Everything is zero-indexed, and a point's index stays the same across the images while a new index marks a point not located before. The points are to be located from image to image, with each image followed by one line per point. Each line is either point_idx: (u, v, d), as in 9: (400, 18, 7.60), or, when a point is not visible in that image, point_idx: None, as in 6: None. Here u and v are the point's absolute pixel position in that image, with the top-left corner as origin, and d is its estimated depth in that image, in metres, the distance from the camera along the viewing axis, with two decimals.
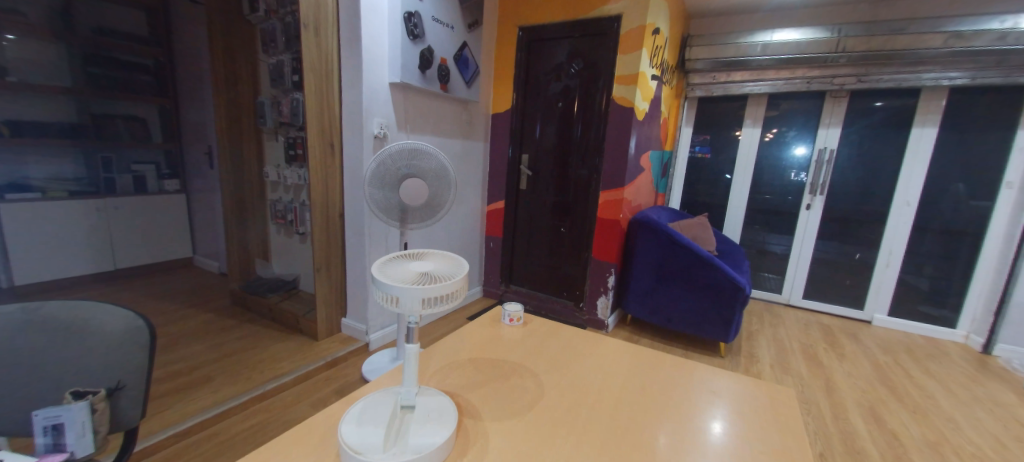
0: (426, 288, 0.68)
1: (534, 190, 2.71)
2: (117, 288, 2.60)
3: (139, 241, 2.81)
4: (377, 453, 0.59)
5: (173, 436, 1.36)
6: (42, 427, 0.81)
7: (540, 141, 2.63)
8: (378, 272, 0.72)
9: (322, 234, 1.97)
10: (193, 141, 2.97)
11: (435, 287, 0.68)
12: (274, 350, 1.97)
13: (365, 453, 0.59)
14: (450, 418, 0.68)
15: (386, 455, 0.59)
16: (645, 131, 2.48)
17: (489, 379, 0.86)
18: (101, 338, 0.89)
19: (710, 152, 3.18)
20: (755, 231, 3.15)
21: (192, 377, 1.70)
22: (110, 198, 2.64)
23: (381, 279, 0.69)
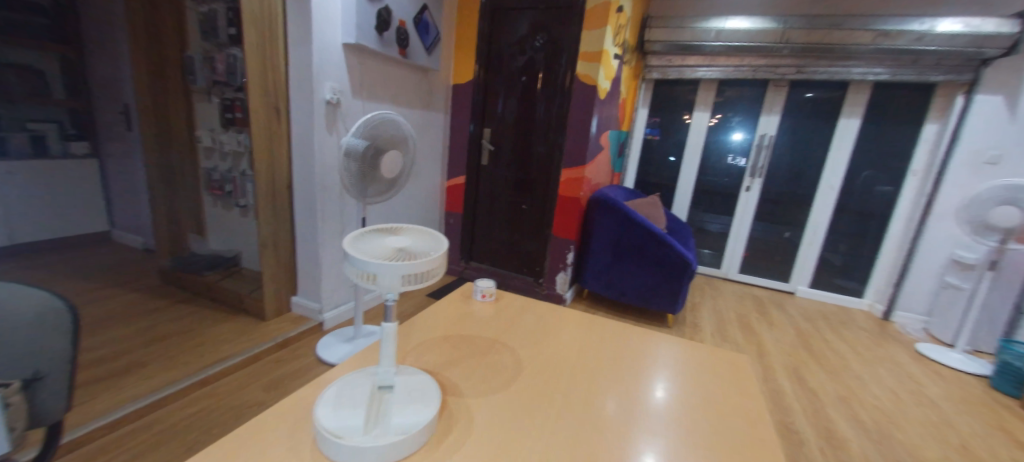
0: (405, 263, 0.64)
1: (495, 166, 2.67)
2: (15, 265, 2.26)
3: (41, 212, 2.45)
4: (358, 436, 0.57)
5: (104, 426, 1.23)
6: None
7: (502, 115, 2.57)
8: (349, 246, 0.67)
9: (269, 207, 1.82)
10: (105, 99, 2.59)
11: (416, 264, 0.64)
12: (215, 331, 1.82)
13: (346, 437, 0.57)
14: (436, 395, 0.67)
15: (369, 438, 0.57)
16: (606, 111, 2.51)
17: (467, 356, 0.85)
18: (6, 324, 0.76)
19: (658, 133, 3.31)
20: (700, 210, 3.35)
21: (122, 363, 1.54)
22: (4, 162, 2.25)
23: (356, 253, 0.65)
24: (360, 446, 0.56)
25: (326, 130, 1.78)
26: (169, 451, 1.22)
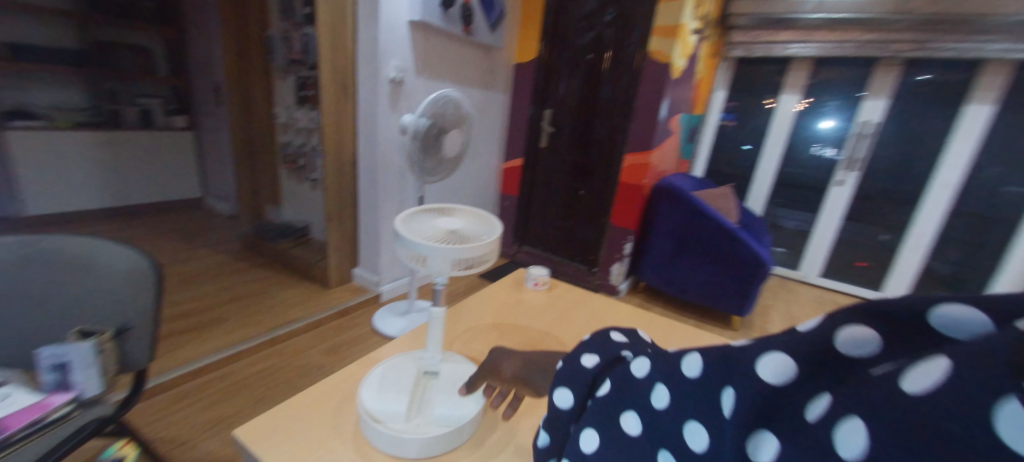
0: (458, 247, 0.60)
1: (554, 148, 2.58)
2: (129, 222, 2.60)
3: (149, 177, 2.79)
4: (400, 423, 0.56)
5: (188, 373, 1.37)
6: (49, 364, 0.78)
7: (564, 96, 2.46)
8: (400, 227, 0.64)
9: (335, 182, 1.89)
10: (201, 77, 2.83)
11: (469, 248, 0.60)
12: (284, 295, 1.96)
13: (387, 423, 0.55)
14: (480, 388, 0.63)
15: (410, 427, 0.55)
16: (679, 92, 2.29)
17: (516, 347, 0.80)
18: (107, 276, 0.84)
19: (734, 119, 3.00)
20: (778, 205, 3.01)
21: (206, 317, 1.70)
22: (118, 131, 2.60)
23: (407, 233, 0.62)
24: (401, 435, 0.54)
25: (389, 107, 1.80)
26: (240, 402, 1.32)
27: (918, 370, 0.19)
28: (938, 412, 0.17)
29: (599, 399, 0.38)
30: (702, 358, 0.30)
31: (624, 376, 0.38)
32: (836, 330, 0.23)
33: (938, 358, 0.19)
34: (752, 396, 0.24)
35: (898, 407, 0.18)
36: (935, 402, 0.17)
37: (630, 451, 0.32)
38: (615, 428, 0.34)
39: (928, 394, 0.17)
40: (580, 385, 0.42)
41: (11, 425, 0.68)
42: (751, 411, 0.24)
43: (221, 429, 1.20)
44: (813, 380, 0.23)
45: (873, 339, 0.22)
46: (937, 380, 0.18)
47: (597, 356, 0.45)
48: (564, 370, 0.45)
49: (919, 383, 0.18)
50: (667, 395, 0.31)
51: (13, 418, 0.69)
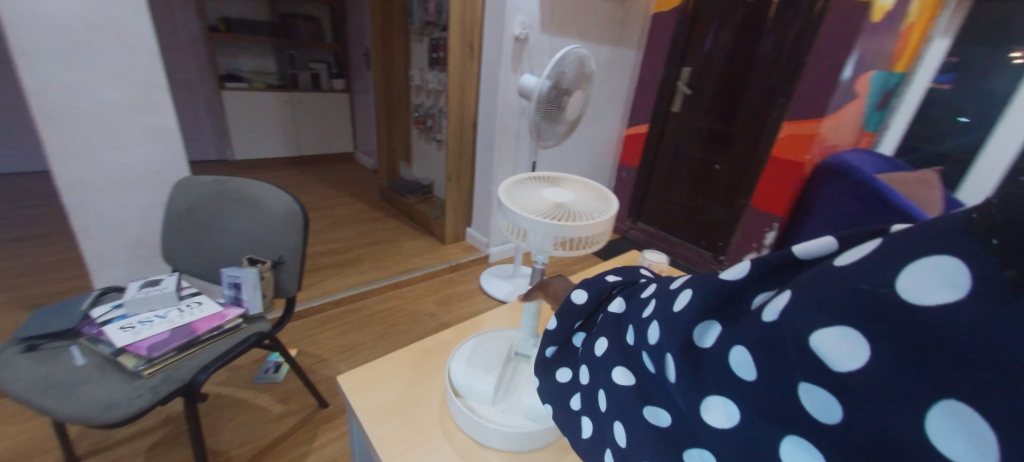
0: (553, 222, 0.66)
1: (689, 114, 2.25)
2: (301, 170, 3.15)
3: (316, 132, 3.32)
4: (487, 408, 0.56)
5: (328, 302, 1.61)
6: (228, 282, 0.97)
7: (710, 51, 2.08)
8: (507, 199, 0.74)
9: (455, 143, 1.95)
10: (355, 43, 3.17)
11: (562, 225, 0.65)
12: (408, 246, 2.16)
13: (474, 406, 0.55)
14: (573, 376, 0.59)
15: (497, 414, 0.55)
16: (876, 43, 1.75)
17: None
18: (269, 217, 0.99)
19: (951, 80, 1.93)
20: None
21: (347, 256, 1.99)
22: (295, 92, 3.12)
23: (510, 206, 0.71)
24: (486, 421, 0.54)
25: (511, 67, 1.75)
26: (364, 334, 1.51)
27: (854, 249, 0.23)
28: (853, 280, 0.21)
29: (609, 312, 0.43)
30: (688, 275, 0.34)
31: (630, 293, 0.43)
32: (795, 246, 0.26)
33: (870, 241, 0.22)
34: (718, 291, 0.29)
35: (827, 285, 0.22)
36: (851, 275, 0.21)
37: (625, 351, 0.38)
38: (618, 333, 0.40)
39: (848, 268, 0.22)
40: (595, 295, 0.48)
41: (199, 328, 0.85)
42: (712, 302, 0.29)
43: (350, 356, 1.39)
44: (769, 277, 0.28)
45: (831, 244, 0.25)
46: (857, 256, 0.22)
47: (619, 277, 0.50)
48: (585, 282, 0.50)
49: (845, 259, 0.23)
50: (655, 302, 0.36)
51: (202, 323, 0.87)
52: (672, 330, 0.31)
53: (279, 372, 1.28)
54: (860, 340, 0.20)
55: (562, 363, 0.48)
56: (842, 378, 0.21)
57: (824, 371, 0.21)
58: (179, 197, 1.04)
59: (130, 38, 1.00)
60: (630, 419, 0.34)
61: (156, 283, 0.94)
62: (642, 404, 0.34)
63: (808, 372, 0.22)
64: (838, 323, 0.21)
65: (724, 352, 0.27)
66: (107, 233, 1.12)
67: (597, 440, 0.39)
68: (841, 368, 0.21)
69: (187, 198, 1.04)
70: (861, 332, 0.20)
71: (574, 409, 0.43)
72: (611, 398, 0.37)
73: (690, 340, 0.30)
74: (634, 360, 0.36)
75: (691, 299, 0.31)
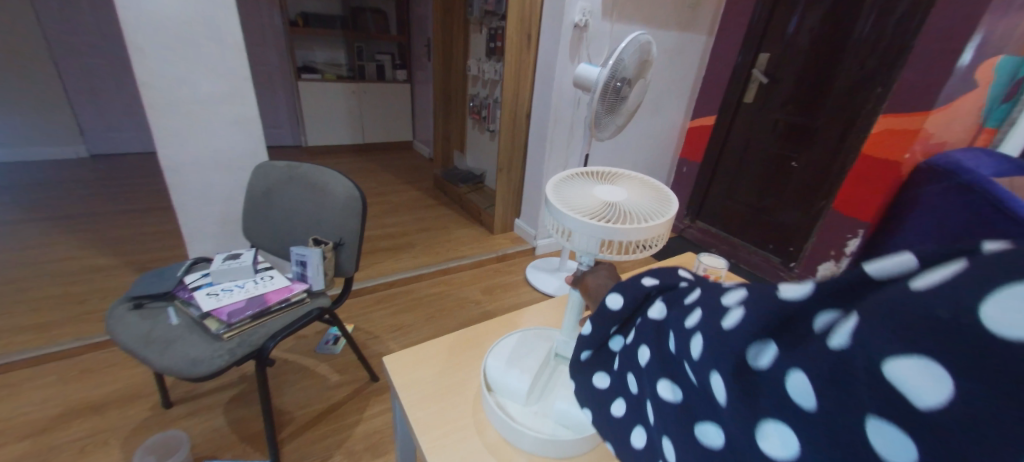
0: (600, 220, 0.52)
1: (763, 106, 2.08)
2: (363, 157, 3.34)
3: (379, 121, 3.50)
4: (518, 404, 0.57)
5: (382, 284, 1.70)
6: (296, 260, 1.05)
7: (794, 35, 1.89)
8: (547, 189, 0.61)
9: (508, 133, 1.96)
10: (418, 34, 3.27)
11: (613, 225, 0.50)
12: (458, 234, 2.23)
13: (507, 400, 0.57)
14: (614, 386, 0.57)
15: (527, 412, 0.56)
16: (1006, 21, 1.48)
17: None
18: (332, 201, 1.07)
19: None
20: None
21: (401, 241, 2.09)
22: (361, 83, 3.29)
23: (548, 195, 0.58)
24: (516, 417, 0.55)
25: (568, 56, 1.71)
26: (413, 316, 1.58)
27: (934, 268, 0.18)
28: (924, 301, 0.17)
29: (649, 319, 0.38)
30: (739, 290, 0.29)
31: (672, 297, 0.37)
32: (864, 263, 0.21)
33: (956, 262, 0.18)
34: (775, 315, 0.24)
35: (898, 310, 0.18)
36: (924, 299, 0.17)
37: (667, 364, 0.34)
38: (658, 343, 0.36)
39: (923, 293, 0.17)
40: (630, 298, 0.42)
41: (270, 299, 0.95)
42: (769, 324, 0.25)
43: (399, 336, 1.47)
44: (840, 299, 0.22)
45: (913, 260, 0.20)
46: (935, 280, 0.17)
47: (659, 278, 0.41)
48: (622, 281, 0.44)
49: (921, 282, 0.18)
50: (699, 315, 0.31)
51: (273, 294, 0.97)
52: (713, 344, 0.27)
53: (338, 345, 1.39)
54: (942, 372, 0.17)
55: (600, 370, 0.45)
56: (922, 418, 0.17)
57: (904, 411, 0.18)
58: (257, 180, 1.15)
59: (219, 32, 1.10)
60: (672, 438, 0.31)
61: (236, 256, 1.04)
62: (685, 424, 0.30)
63: (881, 411, 0.19)
64: (905, 351, 0.18)
65: (782, 378, 0.23)
66: (198, 210, 1.26)
67: (639, 448, 0.37)
68: (925, 405, 0.17)
69: (264, 181, 1.14)
70: (948, 365, 0.16)
71: (615, 418, 0.41)
72: (656, 417, 0.34)
73: (748, 362, 0.26)
74: (675, 373, 0.33)
75: (741, 314, 0.26)
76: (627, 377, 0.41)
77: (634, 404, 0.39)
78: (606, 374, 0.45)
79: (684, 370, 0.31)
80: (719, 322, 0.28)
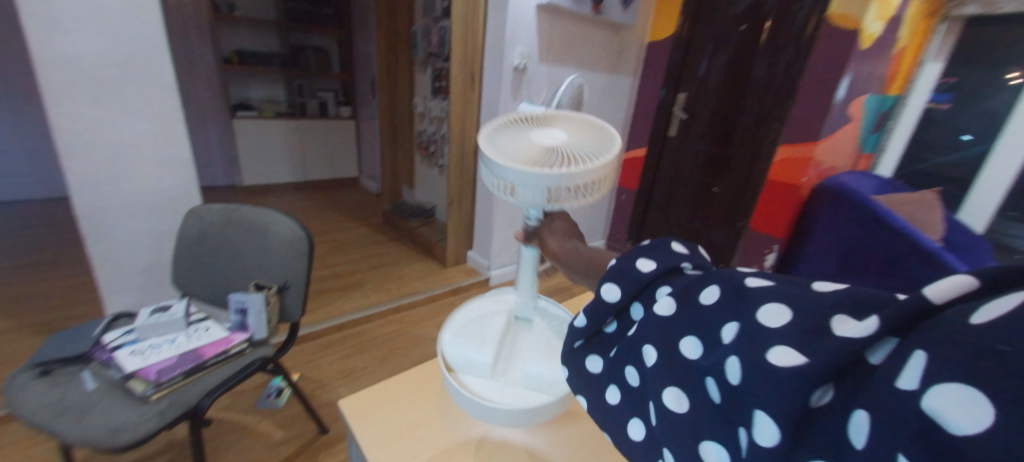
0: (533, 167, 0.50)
1: (685, 138, 2.30)
2: (306, 194, 3.23)
3: (323, 158, 3.43)
4: (482, 378, 0.60)
5: (330, 327, 1.63)
6: (235, 307, 0.99)
7: (704, 77, 2.14)
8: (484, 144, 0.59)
9: (457, 168, 2.01)
10: (361, 72, 3.31)
11: (549, 171, 0.49)
12: (409, 269, 2.19)
13: (469, 375, 0.60)
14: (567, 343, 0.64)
15: (492, 383, 0.60)
16: (866, 68, 1.79)
17: None
18: (277, 244, 1.03)
19: (949, 100, 2.20)
20: (1007, 221, 2.12)
21: (350, 280, 2.02)
22: (302, 120, 3.23)
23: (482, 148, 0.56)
24: (481, 390, 0.59)
25: (511, 95, 1.81)
26: (365, 359, 1.51)
27: (997, 302, 0.20)
28: (985, 340, 0.19)
29: (655, 315, 0.35)
30: (787, 306, 0.27)
31: (684, 291, 0.34)
32: (927, 287, 0.23)
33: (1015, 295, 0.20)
34: (852, 349, 0.23)
35: (966, 343, 0.19)
36: (988, 336, 0.19)
37: (684, 368, 0.32)
38: (671, 345, 0.33)
39: (986, 328, 0.19)
40: (631, 289, 0.38)
41: (206, 353, 0.88)
42: (838, 360, 0.23)
43: (351, 381, 1.39)
44: (903, 331, 0.22)
45: (967, 286, 0.22)
46: (998, 315, 0.19)
47: (654, 261, 0.38)
48: (614, 267, 0.39)
49: (981, 318, 0.20)
50: (738, 328, 0.29)
51: (209, 347, 0.90)
52: (753, 361, 0.26)
53: (281, 398, 1.29)
54: (988, 406, 0.18)
55: (593, 353, 0.42)
56: (958, 448, 0.18)
57: (941, 440, 0.18)
58: (189, 225, 1.08)
59: (150, 74, 1.06)
60: (682, 449, 0.30)
61: (167, 308, 0.96)
62: (696, 435, 0.29)
63: (917, 439, 0.19)
64: (952, 377, 0.19)
65: (838, 407, 0.22)
66: (119, 260, 1.15)
67: (637, 443, 0.35)
68: (961, 432, 0.18)
69: (197, 226, 1.08)
70: (995, 397, 0.18)
71: (609, 406, 0.38)
72: (663, 423, 0.32)
73: (803, 396, 0.23)
74: (692, 381, 0.31)
75: (793, 343, 0.25)
76: (624, 370, 0.37)
77: (632, 400, 0.36)
78: (598, 358, 0.41)
79: (707, 382, 0.29)
80: (770, 345, 0.26)
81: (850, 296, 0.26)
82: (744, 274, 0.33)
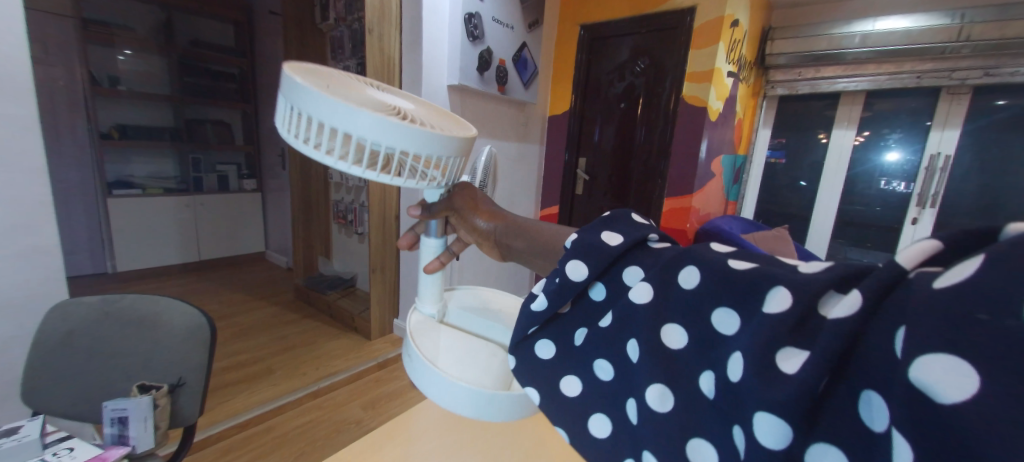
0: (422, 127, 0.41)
1: (590, 196, 2.57)
2: (199, 276, 2.87)
3: (222, 234, 3.13)
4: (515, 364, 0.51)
5: (233, 427, 1.42)
6: (110, 418, 0.84)
7: (598, 143, 2.47)
8: (294, 100, 0.40)
9: (378, 236, 1.98)
10: (269, 145, 3.21)
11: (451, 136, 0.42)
12: (329, 347, 2.03)
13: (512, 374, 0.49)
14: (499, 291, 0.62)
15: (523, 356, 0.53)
16: (718, 134, 2.23)
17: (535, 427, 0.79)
18: (168, 336, 0.92)
19: (783, 156, 2.78)
20: (840, 245, 2.67)
21: (256, 368, 1.79)
22: (197, 195, 2.96)
23: (332, 102, 0.38)
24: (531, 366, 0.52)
25: None
26: (277, 457, 1.32)
27: (955, 268, 0.21)
28: (962, 308, 0.19)
29: (636, 305, 0.34)
30: (788, 291, 0.26)
31: (661, 278, 0.33)
32: (898, 256, 0.24)
33: (973, 258, 0.21)
34: (847, 326, 0.23)
35: (936, 311, 0.20)
36: (963, 303, 0.19)
37: (670, 359, 0.31)
38: (654, 336, 0.32)
39: (960, 296, 0.19)
40: (599, 267, 0.37)
41: None
42: (837, 346, 0.23)
43: None
44: (878, 305, 0.23)
45: (931, 247, 0.24)
46: (965, 277, 0.20)
47: (620, 235, 0.38)
48: (579, 244, 0.38)
49: (944, 282, 0.21)
50: (738, 321, 0.28)
51: None
52: (760, 357, 0.25)
53: None
54: (969, 371, 0.18)
55: (545, 339, 0.41)
56: (949, 419, 0.18)
57: (927, 406, 0.19)
58: (53, 322, 0.90)
59: (16, 157, 0.95)
60: (667, 447, 0.30)
61: (15, 430, 0.78)
62: (686, 431, 0.29)
63: (909, 407, 0.20)
64: (937, 349, 0.19)
65: (846, 397, 0.23)
66: None
67: (601, 440, 0.35)
68: (947, 400, 0.18)
69: (63, 324, 0.91)
70: (975, 361, 0.18)
71: (567, 400, 0.38)
72: (647, 420, 0.31)
73: (813, 384, 0.23)
74: (681, 376, 0.30)
75: (794, 342, 0.25)
76: (593, 363, 0.38)
77: (604, 392, 0.36)
78: (550, 344, 0.41)
79: (702, 378, 0.29)
80: (778, 344, 0.25)
81: (835, 272, 0.26)
82: (719, 254, 0.32)
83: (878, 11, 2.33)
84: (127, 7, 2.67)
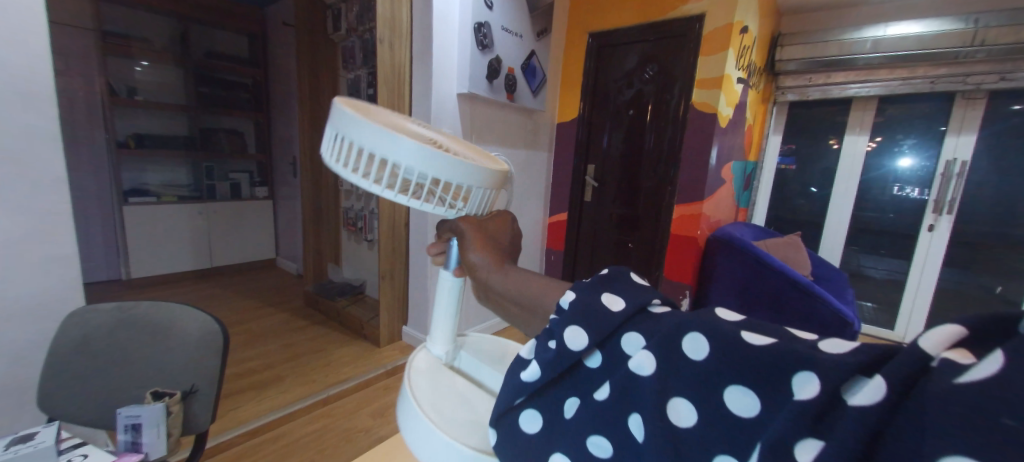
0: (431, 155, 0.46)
1: (599, 202, 2.55)
2: (209, 282, 2.92)
3: (233, 241, 3.17)
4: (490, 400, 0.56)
5: (243, 433, 1.41)
6: (124, 425, 0.83)
7: (607, 149, 2.46)
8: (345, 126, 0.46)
9: (388, 242, 1.98)
10: (281, 154, 3.27)
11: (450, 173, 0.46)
12: (338, 354, 2.03)
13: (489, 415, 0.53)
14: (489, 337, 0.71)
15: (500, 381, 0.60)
16: (728, 141, 2.21)
17: None
18: (182, 341, 0.93)
19: (793, 163, 2.75)
20: (854, 252, 2.61)
21: (264, 376, 1.79)
22: (210, 203, 3.01)
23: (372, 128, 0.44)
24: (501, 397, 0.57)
25: None
26: None
27: (977, 364, 0.21)
28: (986, 407, 0.19)
29: (641, 378, 0.33)
30: (815, 383, 0.25)
31: (663, 347, 0.32)
32: (922, 341, 0.23)
33: (995, 357, 0.20)
34: (870, 420, 0.22)
35: (957, 404, 0.20)
36: (990, 404, 0.19)
37: (676, 437, 0.30)
38: (662, 419, 0.31)
39: (967, 393, 0.19)
40: (599, 330, 0.36)
41: None
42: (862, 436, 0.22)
43: None
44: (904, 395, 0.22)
45: (957, 332, 0.24)
46: (985, 377, 0.20)
47: (621, 298, 0.38)
48: (578, 306, 0.38)
49: (966, 378, 0.20)
50: (755, 409, 0.28)
51: None
52: (778, 450, 0.25)
53: None
54: None
55: (532, 409, 0.40)
56: None
57: None
58: (67, 331, 0.91)
59: (37, 168, 0.97)
60: None
61: (31, 437, 0.78)
62: None
63: None
64: (953, 451, 0.19)
65: None
66: None
67: None
68: None
69: (79, 331, 0.91)
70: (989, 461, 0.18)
71: None
72: None
73: None
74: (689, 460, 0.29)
75: (817, 436, 0.24)
76: (587, 439, 0.35)
77: None
78: (537, 414, 0.40)
79: None
80: (796, 437, 0.25)
81: (862, 362, 0.25)
82: (732, 326, 0.31)
83: (889, 18, 2.32)
84: (144, 20, 2.75)
